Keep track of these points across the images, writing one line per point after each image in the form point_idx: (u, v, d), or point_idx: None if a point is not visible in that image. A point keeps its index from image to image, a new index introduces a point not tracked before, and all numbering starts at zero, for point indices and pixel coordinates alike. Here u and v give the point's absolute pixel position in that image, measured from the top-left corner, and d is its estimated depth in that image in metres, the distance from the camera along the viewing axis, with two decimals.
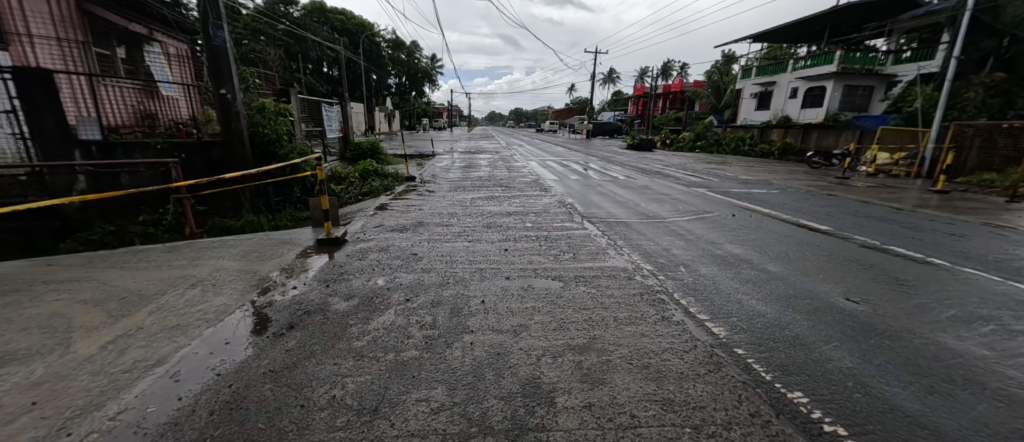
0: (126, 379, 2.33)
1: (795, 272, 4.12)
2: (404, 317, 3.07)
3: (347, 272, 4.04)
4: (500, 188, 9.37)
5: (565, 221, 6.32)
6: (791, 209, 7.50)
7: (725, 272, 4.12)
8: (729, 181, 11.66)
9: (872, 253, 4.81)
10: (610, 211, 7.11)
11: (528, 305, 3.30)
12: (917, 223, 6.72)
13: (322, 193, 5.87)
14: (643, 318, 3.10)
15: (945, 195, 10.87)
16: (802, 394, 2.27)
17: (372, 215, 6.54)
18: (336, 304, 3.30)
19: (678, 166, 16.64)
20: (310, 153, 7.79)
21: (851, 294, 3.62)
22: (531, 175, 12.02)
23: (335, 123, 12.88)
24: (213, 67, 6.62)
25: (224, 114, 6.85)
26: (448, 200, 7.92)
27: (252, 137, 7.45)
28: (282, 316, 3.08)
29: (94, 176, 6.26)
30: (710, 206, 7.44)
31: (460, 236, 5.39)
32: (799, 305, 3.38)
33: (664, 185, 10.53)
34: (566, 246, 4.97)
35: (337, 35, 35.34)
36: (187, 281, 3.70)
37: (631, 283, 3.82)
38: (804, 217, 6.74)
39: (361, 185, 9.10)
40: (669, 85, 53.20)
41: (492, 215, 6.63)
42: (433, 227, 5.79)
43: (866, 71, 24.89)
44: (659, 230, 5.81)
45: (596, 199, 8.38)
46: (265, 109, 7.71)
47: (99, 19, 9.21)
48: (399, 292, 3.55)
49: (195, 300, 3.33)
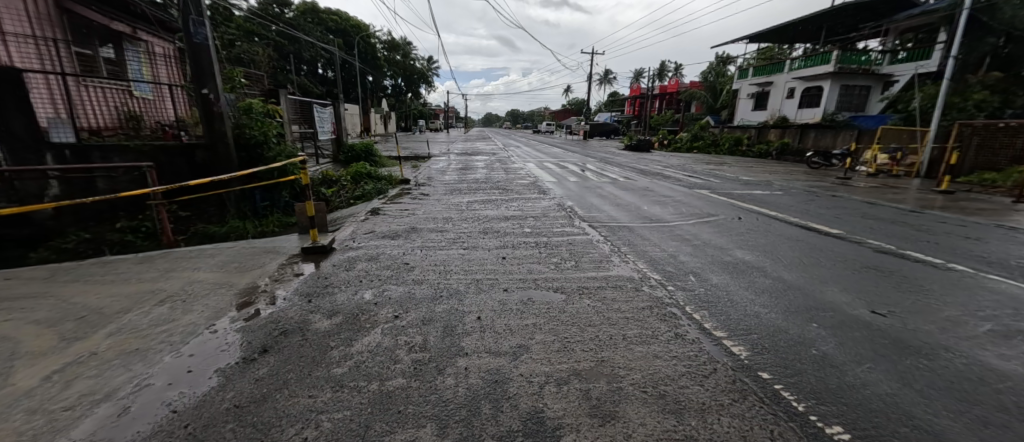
0: (66, 418, 2.01)
1: (810, 280, 3.85)
2: (392, 338, 2.78)
3: (333, 285, 3.74)
4: (497, 191, 9.10)
5: (565, 225, 6.05)
6: (796, 211, 7.25)
7: (736, 280, 3.88)
8: (730, 182, 11.46)
9: (889, 258, 4.54)
10: (611, 215, 6.83)
11: (527, 321, 3.01)
12: (929, 225, 6.48)
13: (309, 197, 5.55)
14: (655, 336, 2.82)
15: (950, 195, 10.68)
16: (842, 429, 1.99)
17: (363, 221, 6.24)
18: (317, 322, 3.00)
19: (677, 167, 16.42)
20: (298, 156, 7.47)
21: (875, 305, 3.33)
22: (528, 177, 11.74)
23: (327, 125, 12.57)
24: (194, 66, 6.28)
25: (207, 114, 6.51)
26: (443, 204, 7.63)
27: (238, 139, 7.13)
28: (256, 337, 2.78)
29: (68, 181, 5.95)
30: (714, 208, 7.19)
31: (455, 243, 5.10)
32: (822, 319, 3.10)
33: (665, 186, 10.26)
34: (568, 253, 4.68)
35: (330, 36, 35.02)
36: (154, 298, 3.37)
37: (639, 295, 3.53)
38: (812, 220, 6.50)
39: (353, 188, 8.78)
40: (665, 86, 53.23)
41: (489, 220, 6.35)
42: (427, 234, 5.50)
43: (862, 71, 24.85)
44: (663, 235, 5.54)
45: (595, 201, 8.13)
46: (252, 110, 7.39)
47: (79, 17, 8.99)
48: (387, 308, 3.25)
49: (160, 319, 3.01)
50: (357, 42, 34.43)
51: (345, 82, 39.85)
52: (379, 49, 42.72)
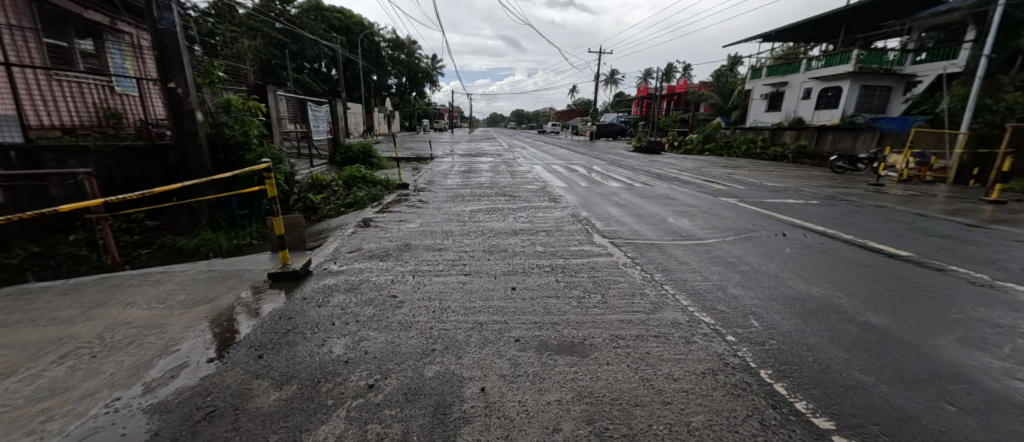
0: None
1: (909, 328, 3.00)
2: (359, 428, 1.96)
3: (296, 330, 2.92)
4: (503, 198, 8.28)
5: (582, 242, 5.23)
6: (844, 226, 6.36)
7: (813, 327, 3.03)
8: (756, 189, 10.56)
9: (992, 294, 3.66)
10: (634, 229, 5.96)
11: (550, 399, 2.19)
12: (1005, 244, 5.58)
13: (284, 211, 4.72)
14: (733, 430, 1.98)
15: (1000, 205, 9.73)
16: None
17: (350, 235, 5.45)
18: (259, 397, 2.18)
19: (693, 171, 15.52)
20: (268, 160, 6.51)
21: (1016, 372, 2.48)
22: (536, 182, 10.89)
23: (322, 124, 11.78)
24: (159, 57, 5.49)
25: (176, 112, 5.72)
26: (444, 213, 6.82)
27: (214, 140, 6.33)
28: (168, 425, 1.97)
29: (12, 189, 5.19)
30: (751, 222, 6.32)
31: (454, 266, 4.27)
32: (958, 397, 2.25)
33: (686, 193, 9.40)
34: (591, 283, 3.83)
35: (333, 34, 34.60)
36: (57, 350, 2.59)
37: (694, 350, 2.69)
38: (869, 238, 5.61)
39: (344, 194, 8.01)
40: (674, 87, 52.36)
41: (494, 234, 5.54)
42: (422, 253, 4.68)
43: (883, 71, 23.84)
44: (701, 257, 4.68)
45: (612, 210, 7.31)
46: (231, 107, 6.58)
47: (49, 4, 8.43)
48: (360, 371, 2.43)
49: (46, 390, 2.21)
50: (362, 41, 33.93)
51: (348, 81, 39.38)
52: (383, 48, 42.28)
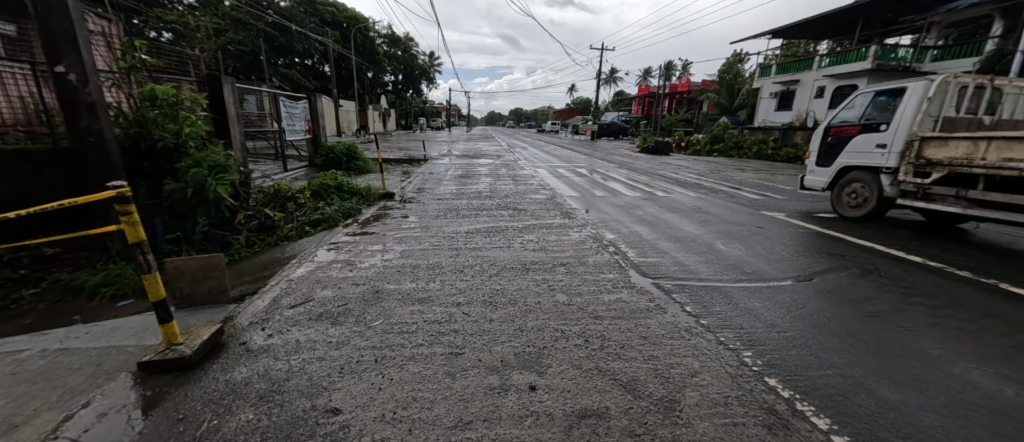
0: None
1: None
2: None
3: None
4: (506, 213, 6.88)
5: (617, 286, 3.84)
6: (944, 254, 4.96)
7: None
8: (796, 198, 9.17)
9: None
10: (680, 261, 4.58)
11: None
12: None
13: (195, 259, 3.23)
14: None
15: None
16: None
17: (302, 273, 4.02)
18: None
19: (712, 175, 14.20)
20: (197, 170, 4.91)
21: None
22: (543, 191, 9.50)
23: (298, 122, 10.36)
24: (39, 31, 4.03)
25: (70, 106, 4.27)
26: (431, 236, 5.39)
27: (133, 145, 4.87)
28: None
29: None
30: (825, 251, 4.91)
31: (441, 336, 2.86)
32: None
33: (720, 205, 8.02)
34: (653, 377, 2.45)
35: (324, 28, 33.10)
36: None
37: None
38: (997, 276, 4.22)
39: (312, 209, 6.57)
40: (676, 85, 51.08)
41: (495, 272, 4.14)
42: (397, 310, 3.27)
43: (903, 68, 22.46)
44: (794, 316, 3.29)
45: (641, 230, 5.94)
46: (158, 99, 4.97)
47: None
48: None
49: None
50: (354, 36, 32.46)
51: (340, 77, 37.90)
52: (378, 44, 40.80)
